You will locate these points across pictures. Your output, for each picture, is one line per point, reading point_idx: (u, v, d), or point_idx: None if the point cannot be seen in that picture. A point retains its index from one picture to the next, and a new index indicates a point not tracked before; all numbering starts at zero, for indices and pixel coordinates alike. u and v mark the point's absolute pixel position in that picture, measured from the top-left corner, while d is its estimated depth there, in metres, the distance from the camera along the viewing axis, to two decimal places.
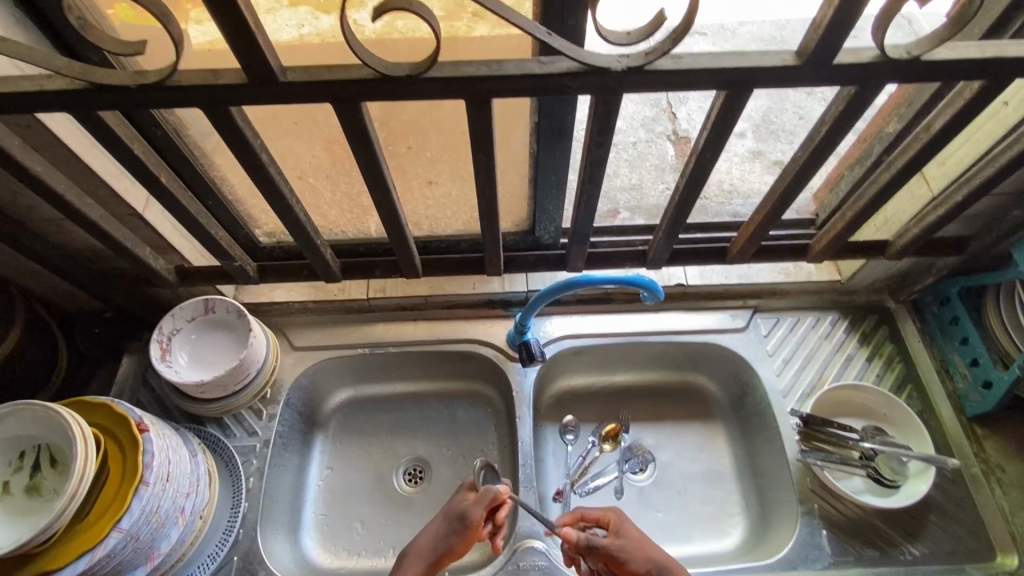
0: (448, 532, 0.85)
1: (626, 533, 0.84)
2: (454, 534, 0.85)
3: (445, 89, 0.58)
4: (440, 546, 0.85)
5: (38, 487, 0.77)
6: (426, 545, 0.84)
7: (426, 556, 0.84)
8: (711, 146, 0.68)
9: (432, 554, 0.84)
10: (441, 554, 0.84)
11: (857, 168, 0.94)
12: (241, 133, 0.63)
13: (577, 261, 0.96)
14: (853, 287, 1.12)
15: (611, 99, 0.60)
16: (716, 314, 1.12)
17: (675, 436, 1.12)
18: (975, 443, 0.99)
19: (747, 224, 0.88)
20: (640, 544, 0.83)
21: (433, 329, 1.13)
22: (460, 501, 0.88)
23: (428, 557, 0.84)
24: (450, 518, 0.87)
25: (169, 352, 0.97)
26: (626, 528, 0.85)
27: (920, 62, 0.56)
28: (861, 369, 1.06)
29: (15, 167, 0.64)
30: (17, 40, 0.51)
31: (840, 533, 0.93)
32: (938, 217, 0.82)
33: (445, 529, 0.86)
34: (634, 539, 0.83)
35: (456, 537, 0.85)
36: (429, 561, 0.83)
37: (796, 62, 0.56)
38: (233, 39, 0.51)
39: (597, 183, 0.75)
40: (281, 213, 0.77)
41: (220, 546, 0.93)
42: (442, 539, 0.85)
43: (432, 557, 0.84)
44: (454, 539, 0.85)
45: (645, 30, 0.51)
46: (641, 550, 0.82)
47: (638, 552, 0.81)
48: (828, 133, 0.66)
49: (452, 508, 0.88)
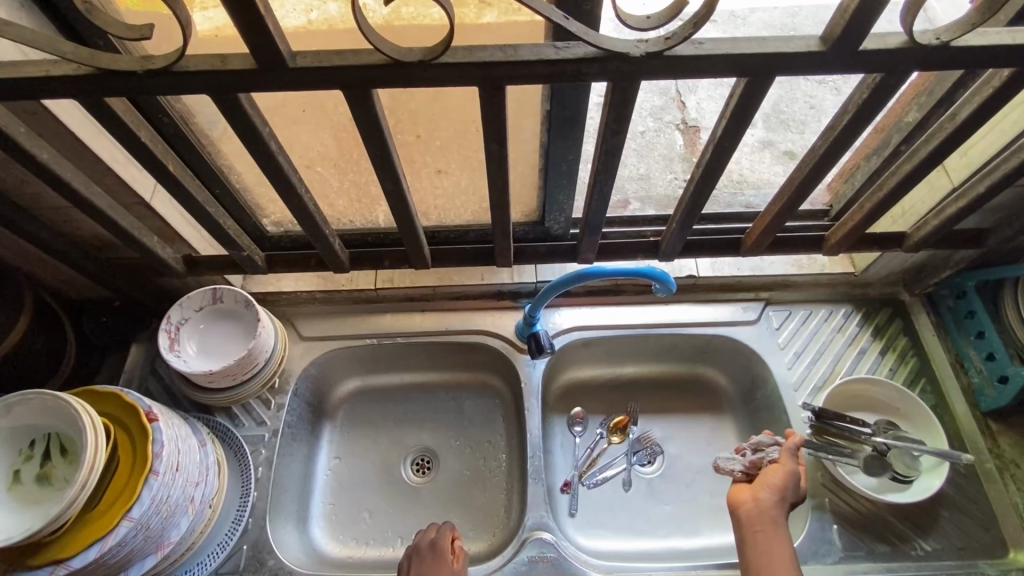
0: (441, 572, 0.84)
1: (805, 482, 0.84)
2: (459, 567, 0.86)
3: (458, 76, 0.56)
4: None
5: (49, 476, 0.77)
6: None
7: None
8: (729, 136, 0.66)
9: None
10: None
11: (875, 158, 0.92)
12: (249, 120, 0.62)
13: (589, 253, 0.95)
14: (867, 280, 1.11)
15: (628, 86, 0.59)
16: (727, 306, 1.10)
17: (684, 429, 1.11)
18: (989, 438, 0.98)
19: (763, 216, 0.86)
20: (790, 490, 0.82)
21: (441, 319, 1.12)
22: (444, 546, 0.87)
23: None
24: (441, 559, 0.86)
25: (178, 342, 0.96)
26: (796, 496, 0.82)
27: (949, 49, 0.54)
28: (874, 363, 1.05)
29: (22, 154, 0.63)
30: (23, 24, 0.50)
31: (851, 528, 0.93)
32: (958, 209, 0.80)
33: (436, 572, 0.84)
34: (793, 485, 0.82)
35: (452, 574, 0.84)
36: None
37: (820, 48, 0.54)
38: (243, 24, 0.50)
39: (610, 174, 0.74)
40: (289, 202, 0.76)
41: (229, 535, 0.93)
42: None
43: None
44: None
45: (665, 14, 0.50)
46: (779, 493, 0.80)
47: (781, 487, 0.81)
48: (849, 123, 0.65)
49: (440, 550, 0.87)
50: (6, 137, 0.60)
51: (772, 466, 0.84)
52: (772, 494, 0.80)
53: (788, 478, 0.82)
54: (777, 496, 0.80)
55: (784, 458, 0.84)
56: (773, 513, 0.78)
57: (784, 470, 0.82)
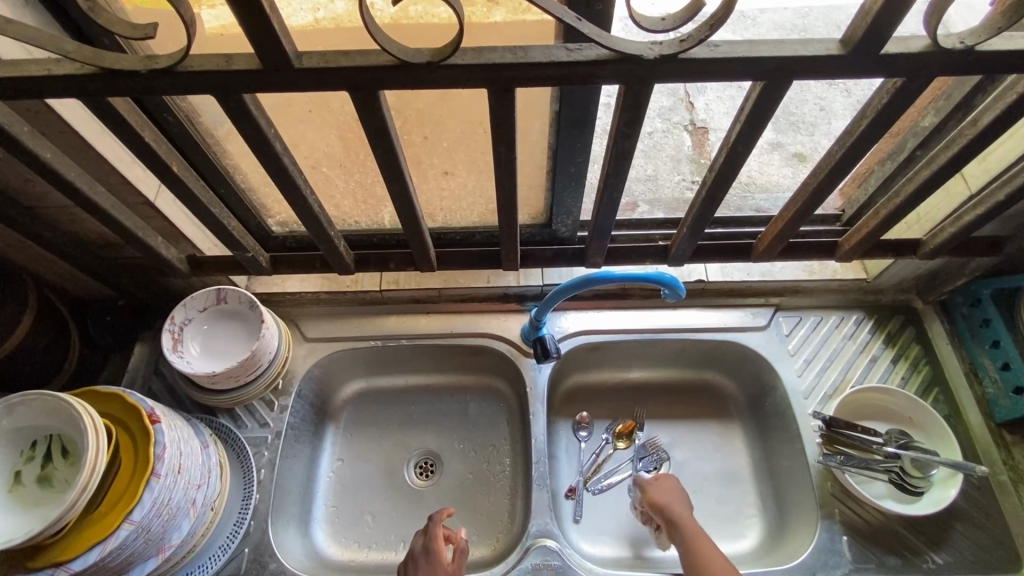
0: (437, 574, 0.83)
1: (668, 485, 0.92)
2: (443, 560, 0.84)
3: (467, 77, 0.55)
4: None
5: (50, 478, 0.76)
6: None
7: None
8: (744, 140, 0.65)
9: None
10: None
11: (888, 163, 0.90)
12: (254, 121, 0.61)
13: (597, 257, 0.94)
14: (879, 287, 1.09)
15: (641, 88, 0.57)
16: (737, 312, 1.09)
17: (691, 435, 1.10)
18: (1004, 450, 0.96)
19: (775, 222, 0.85)
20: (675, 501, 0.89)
21: (446, 322, 1.11)
22: (438, 548, 0.86)
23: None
24: (437, 561, 0.84)
25: (181, 343, 0.95)
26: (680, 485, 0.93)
27: (973, 54, 0.52)
28: (886, 371, 1.03)
29: (25, 153, 0.62)
30: (25, 22, 0.49)
31: (861, 540, 0.91)
32: (976, 215, 0.78)
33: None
34: (671, 496, 0.90)
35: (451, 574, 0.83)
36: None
37: (840, 51, 0.52)
38: (247, 24, 0.49)
39: (621, 178, 0.73)
40: (294, 204, 0.75)
41: (231, 537, 0.93)
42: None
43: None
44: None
45: (680, 16, 0.48)
46: (668, 497, 0.90)
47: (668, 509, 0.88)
48: (867, 128, 0.63)
49: (433, 549, 0.86)
50: (9, 137, 0.60)
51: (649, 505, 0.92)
52: (665, 504, 0.89)
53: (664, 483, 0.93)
54: (674, 510, 0.88)
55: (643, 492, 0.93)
56: (677, 516, 0.87)
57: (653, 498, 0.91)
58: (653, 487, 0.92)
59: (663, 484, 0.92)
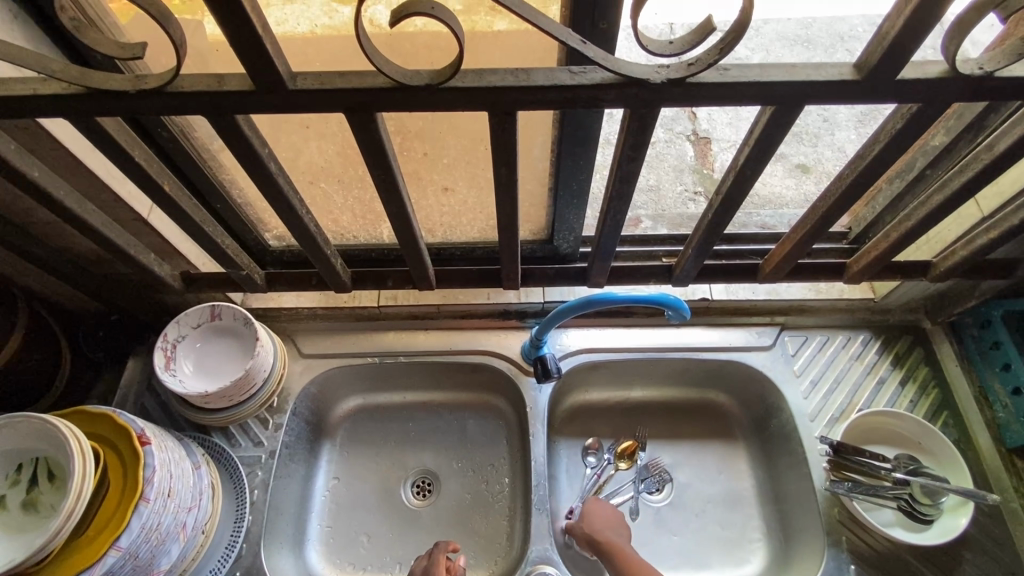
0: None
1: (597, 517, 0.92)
2: None
3: (467, 100, 0.53)
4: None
5: (36, 503, 0.74)
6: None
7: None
8: (752, 164, 0.63)
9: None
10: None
11: (897, 182, 0.88)
12: (247, 142, 0.59)
13: (599, 276, 0.92)
14: (887, 306, 1.06)
15: (647, 112, 0.55)
16: (742, 331, 1.07)
17: (695, 456, 1.07)
18: (1015, 476, 0.93)
19: (782, 243, 0.83)
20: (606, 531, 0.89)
21: (445, 338, 1.09)
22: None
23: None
24: None
25: (174, 361, 0.93)
26: (612, 512, 0.93)
27: (993, 80, 0.50)
28: (894, 394, 1.01)
29: (13, 173, 0.60)
30: (9, 41, 0.48)
31: (868, 569, 0.89)
32: (989, 239, 0.76)
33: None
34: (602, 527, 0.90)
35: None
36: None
37: (854, 76, 0.50)
38: (239, 44, 0.47)
39: (625, 200, 0.71)
40: (289, 223, 0.73)
41: (222, 561, 0.90)
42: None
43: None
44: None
45: (687, 40, 0.46)
46: (602, 526, 0.90)
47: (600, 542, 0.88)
48: (880, 152, 0.61)
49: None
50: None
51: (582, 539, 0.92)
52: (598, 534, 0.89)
53: (599, 511, 0.93)
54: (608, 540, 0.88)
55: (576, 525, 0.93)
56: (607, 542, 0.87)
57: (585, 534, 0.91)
58: (585, 520, 0.92)
59: (595, 514, 0.93)
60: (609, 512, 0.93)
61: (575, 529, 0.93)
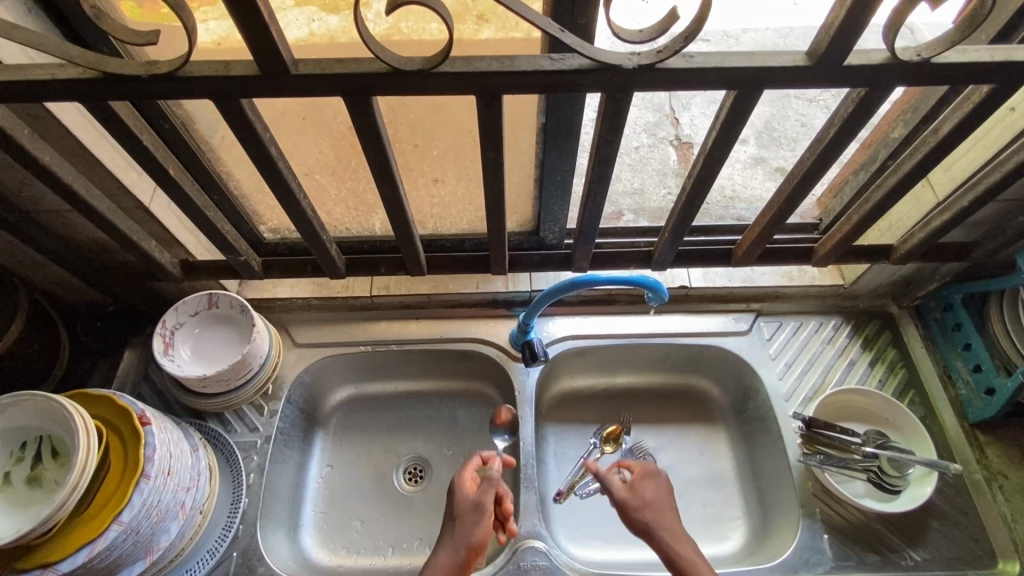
0: (469, 526, 0.81)
1: (650, 489, 0.85)
2: (468, 531, 0.81)
3: (455, 85, 0.58)
4: (467, 540, 0.80)
5: (39, 478, 0.76)
6: (451, 545, 0.80)
7: (451, 557, 0.79)
8: (719, 147, 0.68)
9: (459, 550, 0.79)
10: (467, 549, 0.79)
11: (862, 173, 0.94)
12: (251, 127, 0.63)
13: (583, 261, 0.96)
14: (856, 292, 1.12)
15: (621, 96, 0.60)
16: (719, 317, 1.12)
17: (677, 439, 1.12)
18: (978, 449, 0.99)
19: (752, 228, 0.88)
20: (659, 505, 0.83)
21: (435, 327, 1.13)
22: (466, 492, 0.85)
23: (454, 563, 0.78)
24: (465, 496, 0.85)
25: (172, 346, 0.96)
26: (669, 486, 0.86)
27: (929, 65, 0.56)
28: (864, 374, 1.06)
29: (25, 156, 0.64)
30: (31, 28, 0.51)
31: (843, 538, 0.93)
32: (943, 221, 0.81)
33: (462, 525, 0.82)
34: (659, 499, 0.84)
35: (484, 527, 0.81)
36: (456, 564, 0.78)
37: (806, 62, 0.56)
38: (247, 31, 0.51)
39: (604, 183, 0.75)
40: (287, 208, 0.77)
41: (219, 541, 0.92)
42: (466, 531, 0.81)
43: (460, 554, 0.79)
44: (479, 527, 0.81)
45: (656, 29, 0.51)
46: (656, 500, 0.83)
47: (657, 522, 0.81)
48: (835, 136, 0.67)
49: (462, 482, 0.87)
50: (10, 139, 0.61)
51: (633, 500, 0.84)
52: (654, 512, 0.82)
53: (646, 483, 0.85)
54: (660, 511, 0.82)
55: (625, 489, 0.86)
56: (664, 526, 0.80)
57: (645, 502, 0.83)
58: (651, 490, 0.85)
59: (653, 483, 0.86)
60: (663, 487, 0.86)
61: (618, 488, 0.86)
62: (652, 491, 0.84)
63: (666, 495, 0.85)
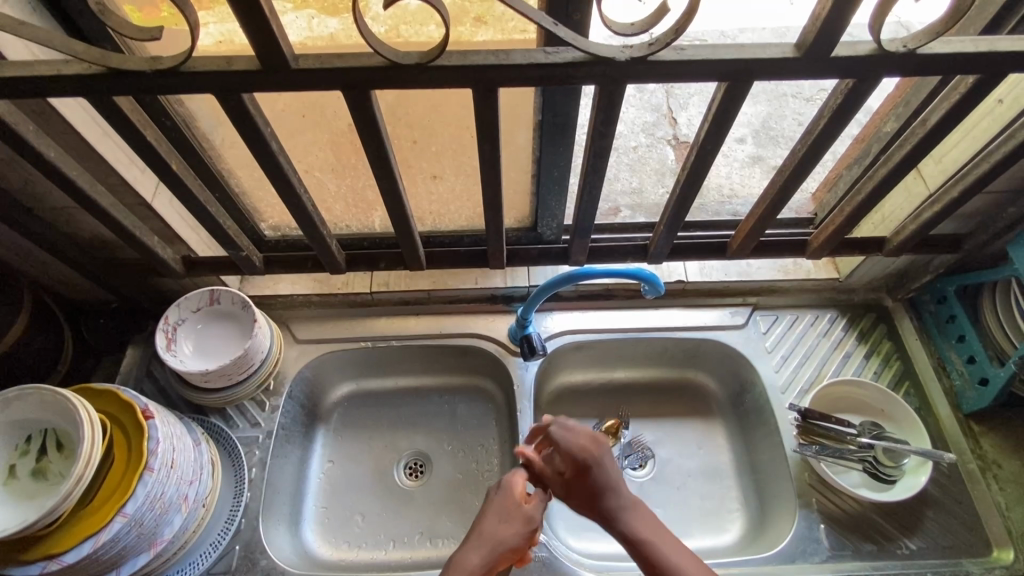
0: (507, 530, 0.76)
1: (595, 474, 0.79)
2: (507, 539, 0.75)
3: (452, 78, 0.59)
4: (502, 544, 0.75)
5: (43, 471, 0.78)
6: (486, 547, 0.74)
7: (484, 560, 0.73)
8: (711, 139, 0.69)
9: (492, 552, 0.74)
10: (501, 554, 0.74)
11: (855, 167, 0.95)
12: (252, 121, 0.64)
13: (580, 255, 0.97)
14: (851, 286, 1.14)
15: (615, 89, 0.62)
16: (716, 311, 1.13)
17: (675, 433, 1.13)
18: (972, 439, 1.00)
19: (746, 220, 0.89)
20: (608, 490, 0.78)
21: (435, 322, 1.14)
22: (514, 495, 0.80)
23: (484, 564, 0.73)
24: (512, 498, 0.79)
25: (175, 342, 0.97)
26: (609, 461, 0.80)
27: (915, 56, 0.57)
28: (859, 366, 1.08)
29: (30, 151, 0.65)
30: (38, 25, 0.52)
31: (839, 528, 0.94)
32: (934, 212, 0.83)
33: (502, 529, 0.76)
34: (602, 481, 0.79)
35: (523, 537, 0.77)
36: (486, 566, 0.73)
37: (795, 54, 0.57)
38: (248, 26, 0.52)
39: (600, 175, 0.77)
40: (288, 202, 0.78)
41: (221, 535, 0.93)
42: (504, 536, 0.75)
43: (492, 557, 0.74)
44: (518, 538, 0.76)
45: (647, 22, 0.53)
46: (602, 487, 0.78)
47: (607, 509, 0.78)
48: (825, 126, 0.68)
49: (513, 487, 0.81)
50: (16, 135, 0.63)
51: (578, 491, 0.80)
52: (607, 500, 0.78)
53: (588, 474, 0.79)
54: (613, 492, 0.78)
55: (567, 479, 0.81)
56: (620, 513, 0.77)
57: (589, 493, 0.79)
58: (595, 476, 0.79)
59: (593, 470, 0.79)
60: (604, 466, 0.80)
61: (556, 480, 0.83)
62: (597, 474, 0.79)
63: (611, 470, 0.80)
